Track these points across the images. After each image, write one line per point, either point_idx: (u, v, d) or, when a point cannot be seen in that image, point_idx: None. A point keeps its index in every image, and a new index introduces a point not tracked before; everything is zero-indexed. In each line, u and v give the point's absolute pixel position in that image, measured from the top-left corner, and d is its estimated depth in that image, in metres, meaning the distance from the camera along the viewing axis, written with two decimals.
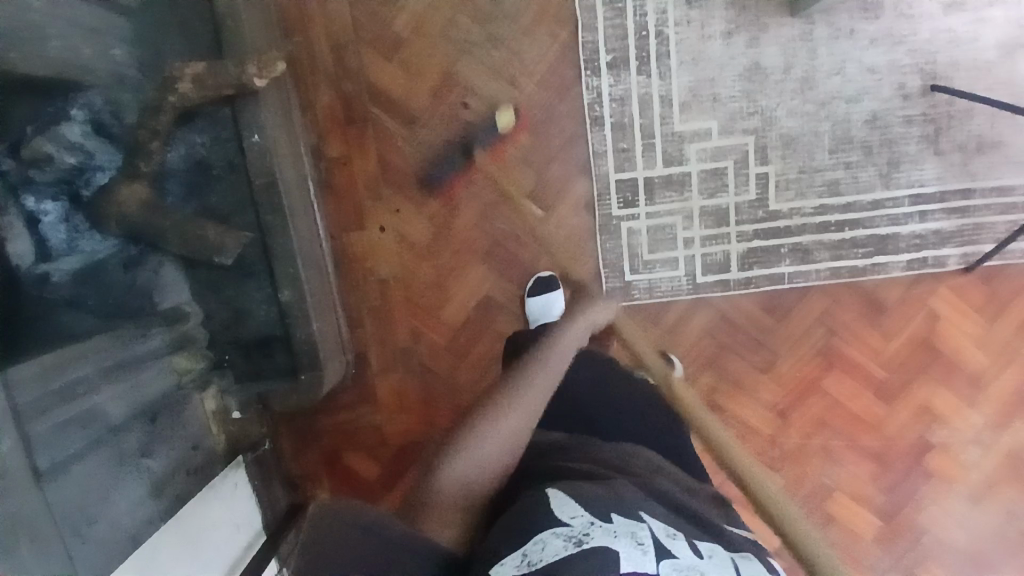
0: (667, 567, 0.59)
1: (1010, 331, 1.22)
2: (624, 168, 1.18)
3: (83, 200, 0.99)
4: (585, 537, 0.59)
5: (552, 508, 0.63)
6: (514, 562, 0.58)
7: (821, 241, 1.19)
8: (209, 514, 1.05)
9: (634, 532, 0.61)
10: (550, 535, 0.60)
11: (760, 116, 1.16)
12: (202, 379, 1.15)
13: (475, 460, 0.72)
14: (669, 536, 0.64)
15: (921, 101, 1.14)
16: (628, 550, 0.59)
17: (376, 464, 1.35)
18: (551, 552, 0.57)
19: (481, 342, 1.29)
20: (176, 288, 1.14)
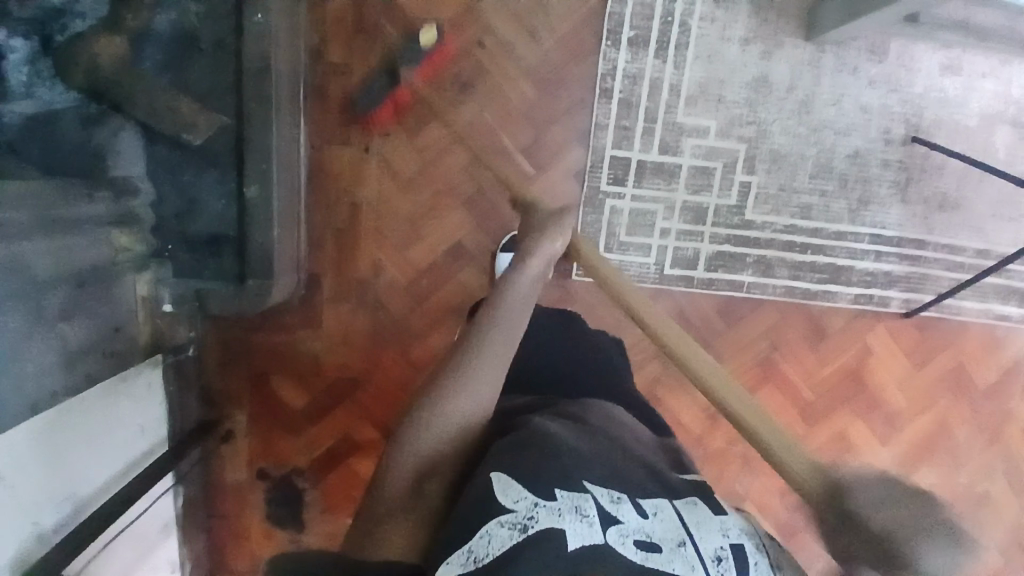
0: (614, 535, 0.57)
1: (931, 379, 1.32)
2: (621, 146, 1.19)
3: (54, 45, 0.97)
4: (530, 522, 0.55)
5: (495, 494, 0.58)
6: (458, 560, 0.54)
7: (783, 258, 1.23)
8: (106, 409, 0.99)
9: (579, 505, 0.58)
10: (495, 525, 0.55)
11: (756, 127, 1.19)
12: (139, 262, 1.07)
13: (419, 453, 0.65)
14: (613, 501, 0.61)
15: (901, 149, 1.21)
16: (574, 527, 0.56)
17: (304, 395, 1.30)
18: (497, 543, 0.54)
19: (442, 290, 1.25)
20: (131, 160, 1.03)
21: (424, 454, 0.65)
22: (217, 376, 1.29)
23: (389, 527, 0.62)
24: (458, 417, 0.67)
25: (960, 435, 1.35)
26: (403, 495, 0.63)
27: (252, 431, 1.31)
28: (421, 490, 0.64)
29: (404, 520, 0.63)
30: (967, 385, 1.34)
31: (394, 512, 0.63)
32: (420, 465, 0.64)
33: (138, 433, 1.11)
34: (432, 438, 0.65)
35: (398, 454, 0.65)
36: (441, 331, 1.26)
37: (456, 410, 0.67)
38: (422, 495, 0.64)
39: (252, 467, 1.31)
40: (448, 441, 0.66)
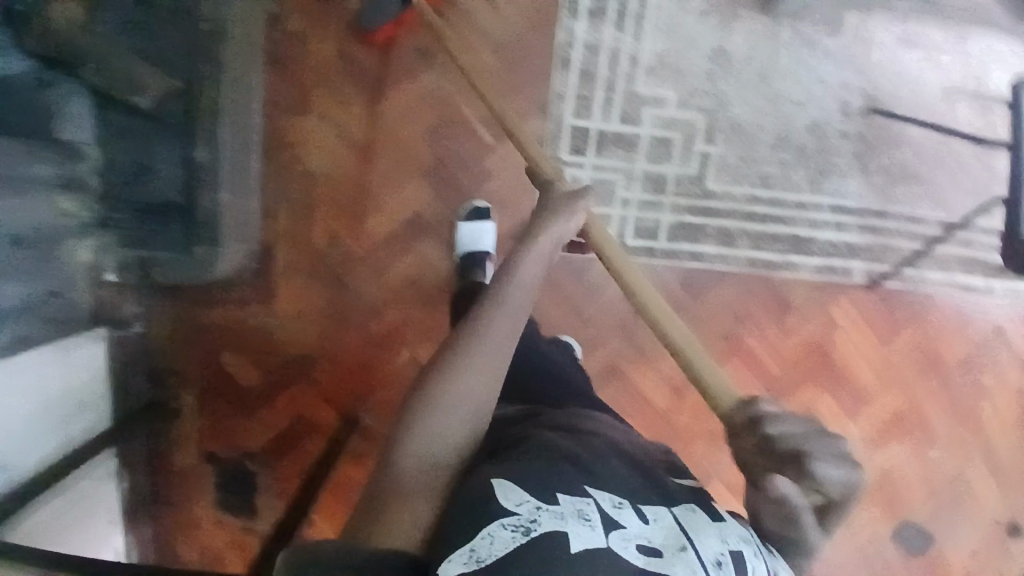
0: (616, 540, 0.52)
1: (898, 352, 1.32)
2: (581, 115, 1.18)
3: (16, 13, 0.88)
4: (533, 524, 0.51)
5: (494, 496, 0.54)
6: (460, 558, 0.50)
7: (744, 229, 1.23)
8: (48, 372, 0.93)
9: (581, 510, 0.54)
10: (497, 526, 0.51)
11: (715, 98, 1.19)
12: (83, 228, 1.00)
13: (428, 435, 0.61)
14: (615, 506, 0.56)
15: (859, 120, 1.23)
16: (577, 529, 0.52)
17: (257, 372, 1.26)
18: (500, 545, 0.50)
19: (401, 261, 1.22)
20: (80, 123, 0.96)
21: (438, 438, 0.61)
22: (164, 353, 1.21)
23: (395, 509, 0.57)
24: (473, 404, 0.63)
25: (931, 411, 1.35)
26: (412, 479, 0.59)
27: (200, 412, 1.24)
28: (431, 473, 0.59)
29: (413, 503, 0.58)
30: (935, 359, 1.34)
31: (401, 494, 0.58)
32: (432, 450, 0.60)
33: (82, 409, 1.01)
34: (444, 421, 0.61)
35: (411, 433, 0.61)
36: (400, 304, 1.23)
37: (471, 393, 0.63)
38: (432, 477, 0.59)
39: (201, 450, 1.23)
40: (462, 427, 0.62)
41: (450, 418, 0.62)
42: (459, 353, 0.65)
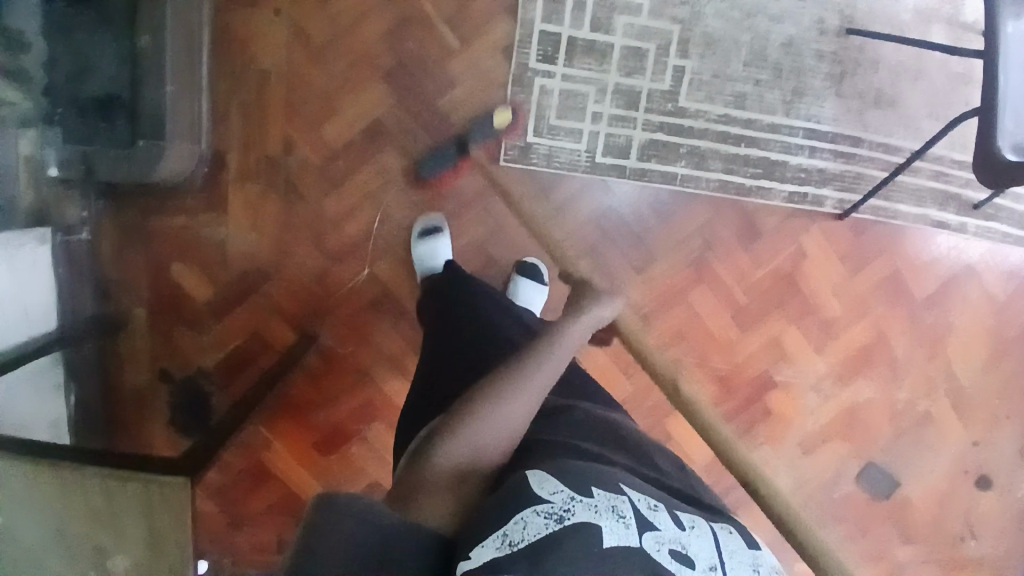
0: (649, 540, 0.53)
1: (867, 286, 1.30)
2: (550, 20, 1.14)
3: None
4: (566, 514, 0.53)
5: (531, 486, 0.56)
6: (494, 543, 0.51)
7: (717, 150, 1.19)
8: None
9: (616, 505, 0.55)
10: (531, 512, 0.53)
11: (689, 8, 1.15)
12: (26, 120, 0.97)
13: (477, 437, 0.62)
14: (651, 507, 0.57)
15: (834, 41, 1.19)
16: (610, 525, 0.53)
17: (210, 286, 1.21)
18: (532, 531, 0.52)
19: (360, 172, 1.19)
20: (24, 13, 0.94)
21: (484, 438, 0.62)
22: (114, 265, 1.18)
23: (428, 496, 0.59)
24: (522, 417, 0.64)
25: (897, 346, 1.33)
26: (451, 472, 0.60)
27: (153, 326, 1.21)
28: (470, 471, 0.61)
29: (445, 492, 0.60)
30: (904, 294, 1.32)
31: (439, 484, 0.59)
32: (473, 449, 0.61)
33: (29, 312, 0.99)
34: (493, 424, 0.62)
35: (458, 429, 0.62)
36: (359, 217, 1.20)
37: (524, 406, 0.64)
38: (468, 477, 0.61)
39: (154, 366, 1.21)
40: (505, 437, 0.63)
41: (501, 424, 0.63)
42: (518, 366, 0.66)
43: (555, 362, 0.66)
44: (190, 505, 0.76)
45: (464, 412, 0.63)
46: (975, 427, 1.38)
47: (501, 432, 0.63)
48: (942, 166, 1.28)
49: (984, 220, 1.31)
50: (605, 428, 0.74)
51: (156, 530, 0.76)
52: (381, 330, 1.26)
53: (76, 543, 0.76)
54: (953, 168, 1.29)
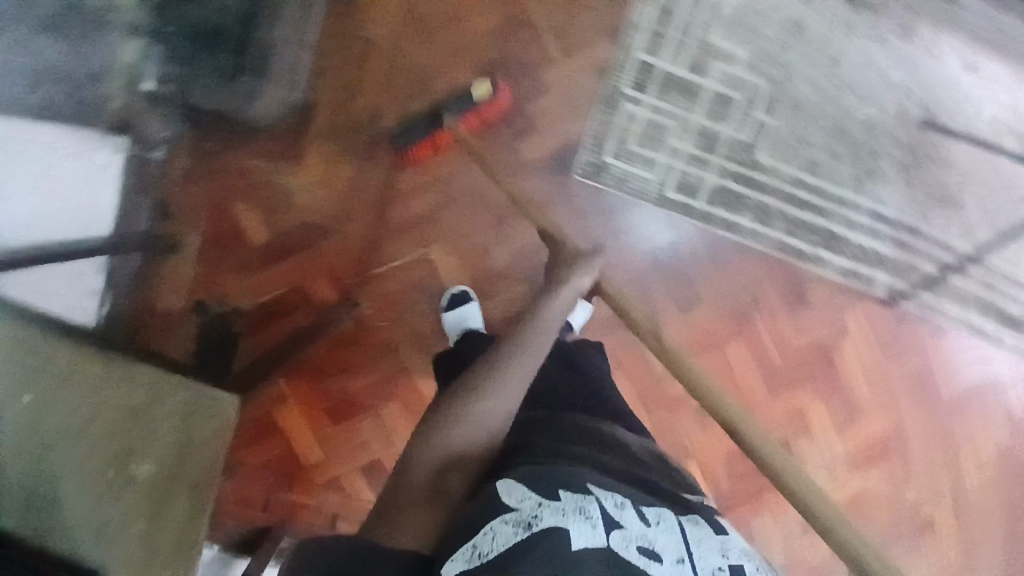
0: (617, 539, 0.57)
1: (896, 376, 1.30)
2: (649, 51, 1.17)
3: None
4: (534, 520, 0.56)
5: (500, 496, 0.59)
6: (464, 555, 0.54)
7: (783, 210, 1.22)
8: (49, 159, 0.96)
9: (583, 507, 0.58)
10: (500, 522, 0.56)
11: (783, 69, 1.18)
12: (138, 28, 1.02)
13: (445, 450, 0.69)
14: (618, 506, 0.61)
15: (914, 131, 1.22)
16: (579, 527, 0.56)
17: (268, 231, 1.23)
18: (501, 540, 0.54)
19: (437, 154, 1.22)
20: None
21: (444, 454, 0.68)
22: (179, 188, 1.18)
23: (406, 512, 0.64)
24: (478, 433, 0.70)
25: (913, 446, 1.31)
26: (427, 483, 0.67)
27: (202, 258, 1.22)
28: (445, 483, 0.67)
29: (426, 508, 0.65)
30: (930, 393, 1.31)
31: (413, 502, 0.65)
32: (437, 466, 0.68)
33: (87, 211, 1.02)
34: (450, 440, 0.69)
35: (420, 450, 0.69)
36: (426, 197, 1.23)
37: (479, 421, 0.71)
38: (443, 488, 0.67)
39: (191, 298, 1.21)
40: (468, 450, 0.69)
41: (465, 435, 0.70)
42: (469, 388, 0.73)
43: (514, 375, 0.75)
44: (229, 423, 0.79)
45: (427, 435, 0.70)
46: (984, 549, 1.33)
47: (467, 443, 0.70)
48: (990, 277, 1.30)
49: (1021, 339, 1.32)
50: (586, 435, 0.80)
51: (190, 440, 0.78)
52: (421, 310, 1.27)
53: (104, 437, 0.78)
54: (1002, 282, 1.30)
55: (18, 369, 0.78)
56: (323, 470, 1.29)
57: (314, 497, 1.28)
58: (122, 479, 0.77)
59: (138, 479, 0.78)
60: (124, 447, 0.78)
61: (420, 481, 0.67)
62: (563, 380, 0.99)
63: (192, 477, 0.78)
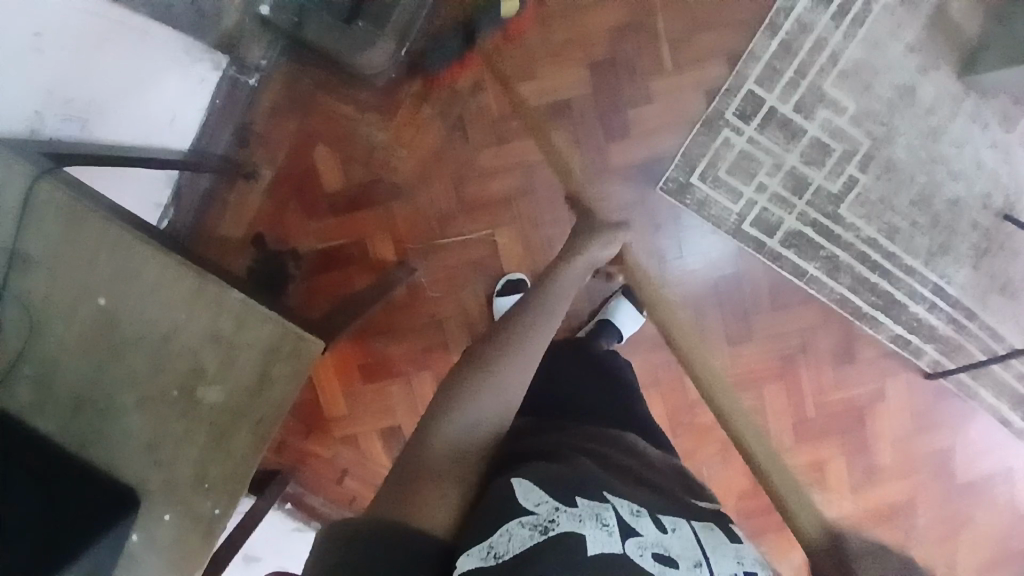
0: (632, 546, 0.53)
1: (922, 451, 1.29)
2: (761, 84, 1.17)
3: None
4: (551, 524, 0.52)
5: (515, 497, 0.55)
6: (479, 554, 0.51)
7: (852, 267, 1.22)
8: (166, 87, 1.03)
9: (599, 513, 0.54)
10: (516, 525, 0.52)
11: (884, 129, 1.19)
12: None
13: (463, 420, 0.62)
14: (634, 512, 0.56)
15: (991, 219, 1.22)
16: (594, 533, 0.52)
17: (342, 179, 1.22)
18: (517, 543, 0.51)
19: (528, 138, 1.20)
20: None
21: (466, 426, 0.62)
22: (266, 120, 1.20)
23: (425, 489, 0.57)
24: (501, 397, 0.64)
25: (920, 521, 1.30)
26: (444, 457, 0.60)
27: (272, 192, 1.22)
28: (463, 459, 0.60)
29: (445, 491, 0.58)
30: (947, 473, 1.29)
31: (430, 480, 0.58)
32: (458, 438, 0.61)
33: (169, 123, 1.09)
34: (472, 409, 0.62)
35: (440, 417, 0.62)
36: (507, 178, 1.21)
37: (504, 390, 0.64)
38: (462, 463, 0.60)
39: (253, 230, 1.22)
40: (489, 426, 0.63)
41: (484, 403, 0.63)
42: (494, 350, 0.66)
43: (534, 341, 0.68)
44: (310, 366, 0.77)
45: (448, 399, 0.63)
46: None
47: (486, 413, 0.63)
48: None
49: None
50: (607, 436, 0.78)
51: (266, 375, 0.77)
52: (474, 290, 1.25)
53: (176, 356, 0.77)
54: None
55: (101, 271, 0.77)
56: (341, 426, 1.30)
57: (328, 449, 1.30)
58: (186, 398, 0.78)
59: (202, 402, 0.78)
60: (195, 370, 0.78)
61: (437, 455, 0.60)
62: (596, 375, 0.99)
63: (256, 413, 0.77)
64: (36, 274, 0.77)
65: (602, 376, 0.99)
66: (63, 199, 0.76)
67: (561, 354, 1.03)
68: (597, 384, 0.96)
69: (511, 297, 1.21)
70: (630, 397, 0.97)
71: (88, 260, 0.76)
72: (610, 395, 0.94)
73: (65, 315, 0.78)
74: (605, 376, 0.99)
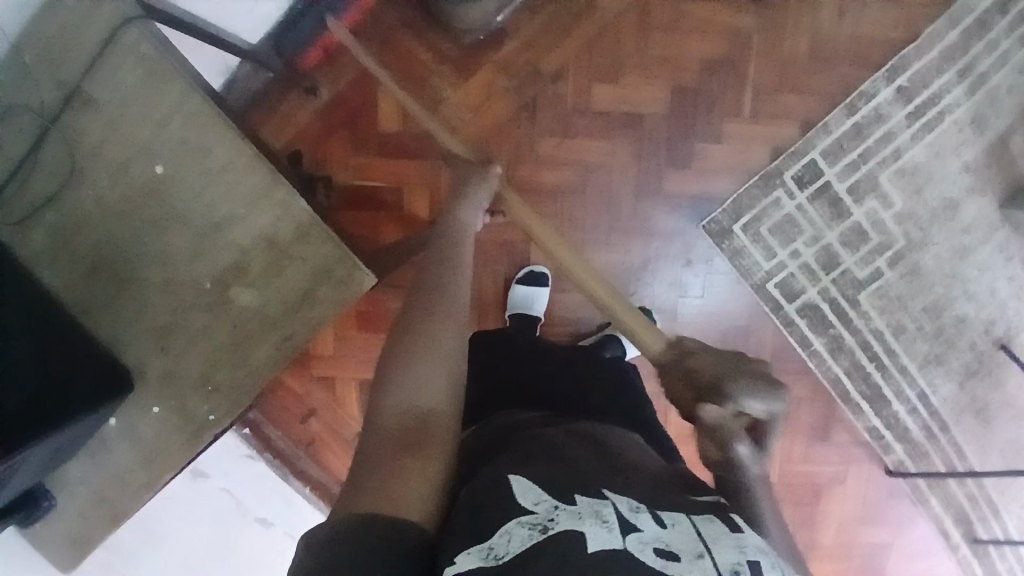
0: (633, 541, 0.48)
1: (862, 541, 1.33)
2: (826, 156, 1.21)
3: None
4: (550, 524, 0.48)
5: (512, 496, 0.52)
6: (478, 552, 0.48)
7: (854, 352, 1.26)
8: None
9: (599, 509, 0.50)
10: (514, 523, 0.49)
11: (920, 234, 1.23)
12: None
13: (412, 387, 0.57)
14: (633, 509, 0.51)
15: (989, 345, 1.27)
16: (594, 530, 0.48)
17: (399, 121, 1.19)
18: (517, 543, 0.48)
19: (593, 139, 1.20)
20: None
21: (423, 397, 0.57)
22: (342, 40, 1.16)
23: (391, 476, 0.52)
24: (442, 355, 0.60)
25: None
26: (399, 430, 0.55)
27: (326, 114, 1.18)
28: (422, 430, 0.56)
29: (412, 473, 0.53)
30: (877, 567, 1.34)
31: (395, 463, 0.53)
32: (417, 412, 0.56)
33: (248, 11, 1.05)
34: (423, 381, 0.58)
35: (391, 388, 0.57)
36: (562, 171, 1.20)
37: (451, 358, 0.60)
38: (421, 433, 0.55)
39: (295, 145, 1.18)
40: (442, 391, 0.59)
41: (426, 364, 0.59)
42: (422, 311, 0.62)
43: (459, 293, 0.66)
44: (356, 296, 0.77)
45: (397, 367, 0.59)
46: None
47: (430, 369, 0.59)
48: (975, 494, 1.33)
49: (972, 554, 1.34)
50: (608, 432, 0.73)
51: (310, 294, 0.77)
52: (495, 270, 1.24)
53: (220, 247, 0.76)
54: (991, 513, 1.34)
55: (167, 138, 0.75)
56: (323, 365, 1.26)
57: (303, 386, 1.27)
58: (223, 297, 0.77)
59: (234, 305, 0.77)
60: (235, 268, 0.77)
61: (394, 431, 0.55)
62: (596, 365, 0.96)
63: (289, 328, 0.77)
64: (94, 118, 0.75)
65: (601, 365, 0.97)
66: (148, 51, 0.74)
67: (548, 349, 0.99)
68: (599, 373, 0.94)
69: (531, 287, 1.20)
70: (629, 385, 0.94)
71: (157, 123, 0.75)
72: (615, 392, 0.91)
73: (112, 172, 0.75)
74: (604, 367, 0.96)
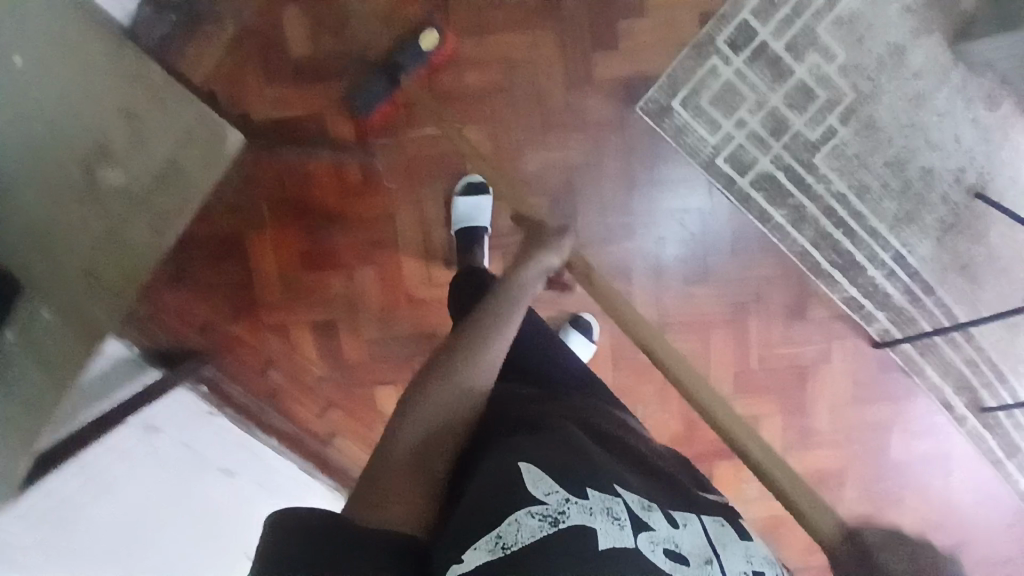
0: (644, 541, 0.50)
1: (859, 420, 1.27)
2: (757, 16, 1.15)
3: None
4: (560, 517, 0.49)
5: (523, 485, 0.52)
6: (487, 545, 0.49)
7: (817, 220, 1.20)
8: None
9: (609, 506, 0.51)
10: (525, 514, 0.50)
11: (869, 86, 1.17)
12: None
13: (425, 418, 0.60)
14: (646, 508, 0.53)
15: (963, 196, 1.19)
16: (605, 527, 0.49)
17: (311, 44, 1.15)
18: (527, 533, 0.48)
19: (513, 36, 1.15)
20: None
21: (430, 424, 0.60)
22: None
23: (393, 493, 0.56)
24: (471, 393, 0.63)
25: (847, 492, 1.29)
26: (409, 460, 0.58)
27: (235, 48, 1.15)
28: (431, 460, 0.59)
29: (412, 492, 0.56)
30: (880, 448, 1.28)
31: (396, 480, 0.57)
32: (424, 441, 0.59)
33: None
34: (431, 409, 0.61)
35: (404, 422, 0.60)
36: (485, 73, 1.16)
37: (463, 389, 0.63)
38: (429, 464, 0.59)
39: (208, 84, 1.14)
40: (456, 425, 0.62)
41: (445, 401, 0.62)
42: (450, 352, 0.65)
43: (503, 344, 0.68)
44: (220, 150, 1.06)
45: (410, 402, 0.62)
46: None
47: (452, 406, 0.62)
48: (976, 359, 1.25)
49: (981, 423, 1.27)
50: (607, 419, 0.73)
51: (176, 161, 1.03)
52: (433, 190, 1.20)
53: (85, 130, 0.97)
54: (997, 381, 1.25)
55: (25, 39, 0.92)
56: (272, 313, 1.23)
57: (257, 338, 1.23)
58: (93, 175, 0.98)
59: (104, 184, 0.99)
60: (105, 151, 0.99)
61: (402, 457, 0.58)
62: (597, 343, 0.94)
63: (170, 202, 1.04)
64: None
65: None
66: None
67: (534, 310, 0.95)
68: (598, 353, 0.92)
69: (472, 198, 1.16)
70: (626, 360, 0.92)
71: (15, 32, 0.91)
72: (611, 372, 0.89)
73: None
74: None
